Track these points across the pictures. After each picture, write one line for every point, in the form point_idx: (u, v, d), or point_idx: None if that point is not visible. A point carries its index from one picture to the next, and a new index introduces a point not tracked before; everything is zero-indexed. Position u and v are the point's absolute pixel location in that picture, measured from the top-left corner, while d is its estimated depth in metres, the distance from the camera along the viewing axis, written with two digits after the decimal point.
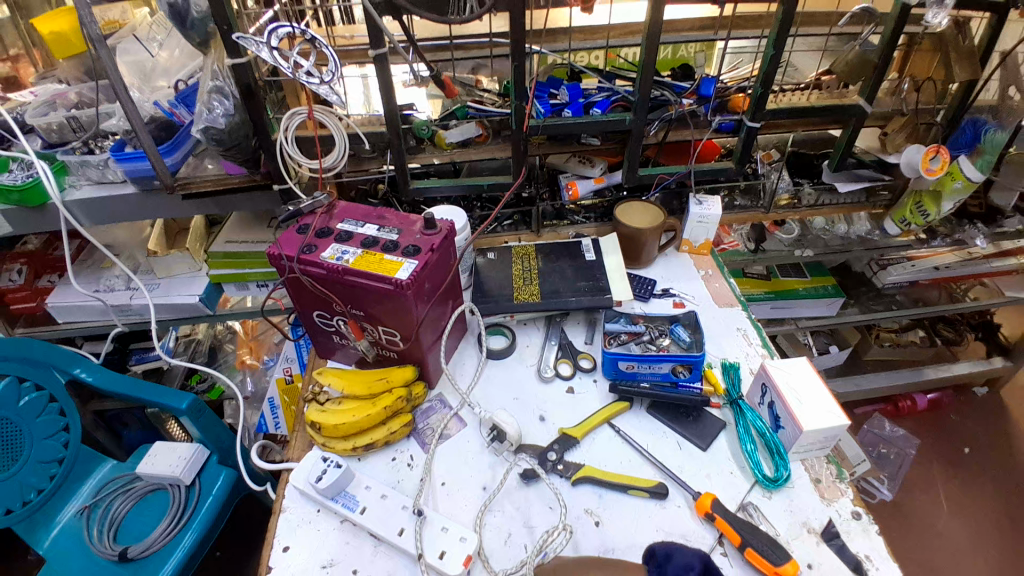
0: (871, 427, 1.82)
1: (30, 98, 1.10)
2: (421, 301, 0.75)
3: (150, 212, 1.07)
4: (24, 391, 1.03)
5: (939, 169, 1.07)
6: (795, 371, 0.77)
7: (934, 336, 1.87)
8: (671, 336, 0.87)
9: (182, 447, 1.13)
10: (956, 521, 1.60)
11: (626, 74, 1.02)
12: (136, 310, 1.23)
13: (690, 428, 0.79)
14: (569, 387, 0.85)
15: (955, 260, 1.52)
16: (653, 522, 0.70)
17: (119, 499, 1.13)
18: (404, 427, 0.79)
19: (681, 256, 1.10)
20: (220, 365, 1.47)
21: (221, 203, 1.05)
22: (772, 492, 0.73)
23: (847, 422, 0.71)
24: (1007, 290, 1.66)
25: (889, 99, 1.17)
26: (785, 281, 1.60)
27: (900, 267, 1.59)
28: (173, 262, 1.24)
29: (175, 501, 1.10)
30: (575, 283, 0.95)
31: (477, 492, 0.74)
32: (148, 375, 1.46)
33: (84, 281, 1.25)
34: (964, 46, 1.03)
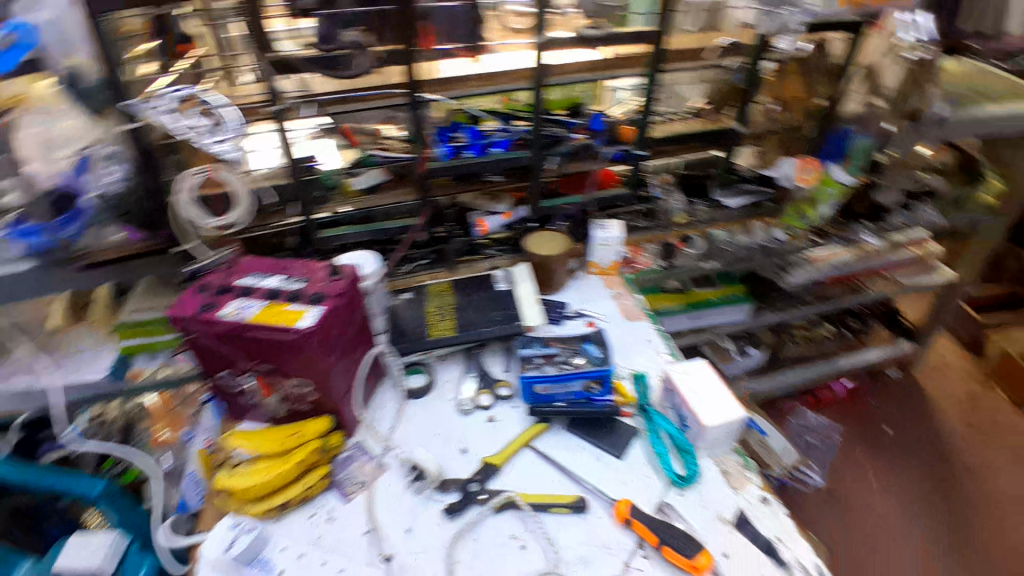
0: (796, 418, 1.92)
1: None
2: (328, 348, 0.76)
3: (54, 288, 0.93)
4: None
5: (811, 178, 1.23)
6: (693, 372, 0.83)
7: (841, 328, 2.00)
8: (584, 353, 0.91)
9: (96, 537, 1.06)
10: (887, 499, 1.70)
11: (521, 115, 1.08)
12: (36, 396, 1.13)
13: (604, 439, 0.83)
14: (489, 416, 0.87)
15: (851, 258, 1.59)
16: (577, 537, 0.72)
17: None
18: (323, 479, 0.79)
19: (590, 278, 1.15)
20: None
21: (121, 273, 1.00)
22: (684, 489, 0.77)
23: (743, 413, 0.77)
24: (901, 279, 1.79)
25: (764, 120, 1.26)
26: (699, 293, 1.70)
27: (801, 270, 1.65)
28: (80, 338, 1.20)
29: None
30: (488, 313, 0.98)
31: (403, 533, 0.74)
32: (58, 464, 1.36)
33: None
34: (825, 66, 1.20)
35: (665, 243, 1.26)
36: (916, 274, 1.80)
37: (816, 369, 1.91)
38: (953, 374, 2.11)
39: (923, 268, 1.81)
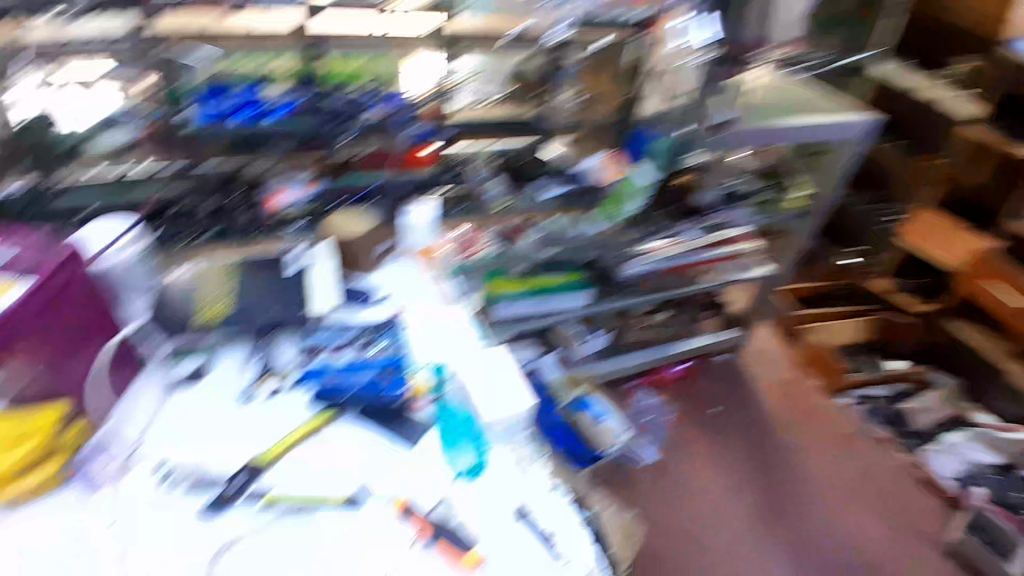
0: (636, 401, 1.91)
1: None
2: (13, 348, 0.64)
3: None
4: None
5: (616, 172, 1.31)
6: (499, 398, 0.81)
7: (679, 314, 1.96)
8: (384, 340, 0.92)
9: None
10: (709, 473, 1.83)
11: (291, 83, 1.04)
12: None
13: (393, 425, 0.81)
14: (273, 402, 0.81)
15: (677, 250, 1.64)
16: (350, 527, 0.70)
17: None
18: (58, 472, 0.68)
19: (414, 261, 1.11)
20: None
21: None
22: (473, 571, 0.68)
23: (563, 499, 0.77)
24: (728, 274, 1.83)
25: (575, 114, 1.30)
26: (541, 279, 1.60)
27: (640, 259, 1.60)
28: None
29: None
30: (291, 296, 0.93)
31: (105, 528, 0.66)
32: None
33: None
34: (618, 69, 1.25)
35: (506, 228, 1.25)
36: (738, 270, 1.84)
37: (653, 356, 1.91)
38: (770, 356, 2.20)
39: (738, 266, 1.85)
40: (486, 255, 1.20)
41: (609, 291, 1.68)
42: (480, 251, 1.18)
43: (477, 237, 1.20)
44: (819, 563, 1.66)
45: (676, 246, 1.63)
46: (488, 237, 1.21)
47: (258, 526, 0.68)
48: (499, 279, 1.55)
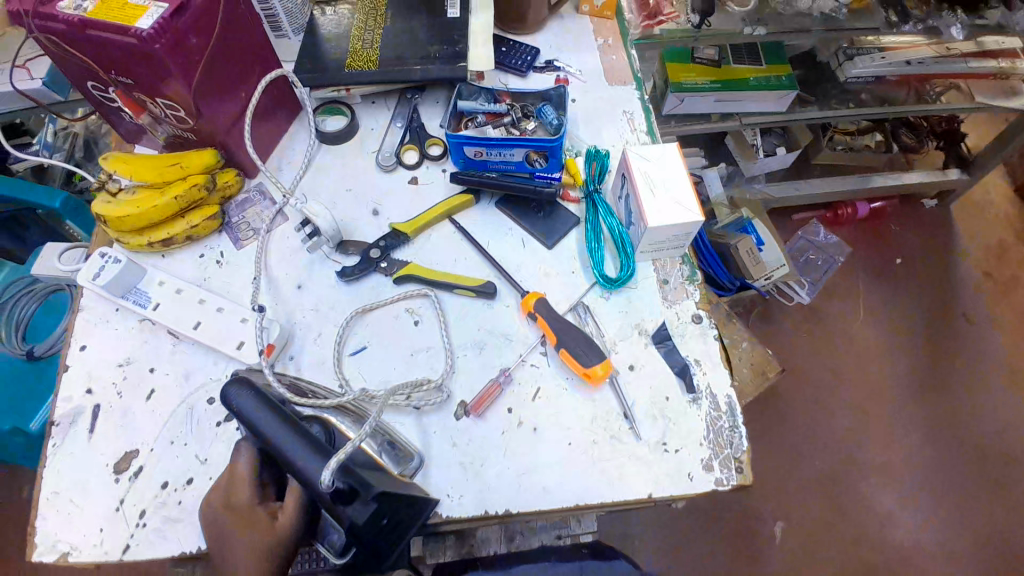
0: (805, 233, 1.59)
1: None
2: (162, 79, 0.60)
3: None
4: None
5: None
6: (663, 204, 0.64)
7: (891, 142, 1.55)
8: (538, 118, 0.75)
9: None
10: (869, 326, 1.48)
11: None
12: None
13: (538, 222, 0.71)
14: (412, 179, 0.74)
15: (932, 55, 1.21)
16: (474, 320, 0.65)
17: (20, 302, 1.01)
18: (208, 221, 0.69)
19: (580, 20, 0.90)
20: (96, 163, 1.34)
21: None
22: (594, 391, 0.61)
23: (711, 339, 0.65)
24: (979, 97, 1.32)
25: None
26: (733, 69, 1.27)
27: (868, 57, 1.27)
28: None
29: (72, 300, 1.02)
30: (425, 48, 0.76)
31: (251, 279, 0.67)
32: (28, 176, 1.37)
33: None
34: None
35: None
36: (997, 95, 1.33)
37: (845, 185, 1.53)
38: (996, 213, 1.65)
39: (1005, 89, 1.35)
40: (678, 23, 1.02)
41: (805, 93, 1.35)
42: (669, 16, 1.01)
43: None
44: (981, 451, 1.33)
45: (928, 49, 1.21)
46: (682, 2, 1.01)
47: (393, 308, 0.66)
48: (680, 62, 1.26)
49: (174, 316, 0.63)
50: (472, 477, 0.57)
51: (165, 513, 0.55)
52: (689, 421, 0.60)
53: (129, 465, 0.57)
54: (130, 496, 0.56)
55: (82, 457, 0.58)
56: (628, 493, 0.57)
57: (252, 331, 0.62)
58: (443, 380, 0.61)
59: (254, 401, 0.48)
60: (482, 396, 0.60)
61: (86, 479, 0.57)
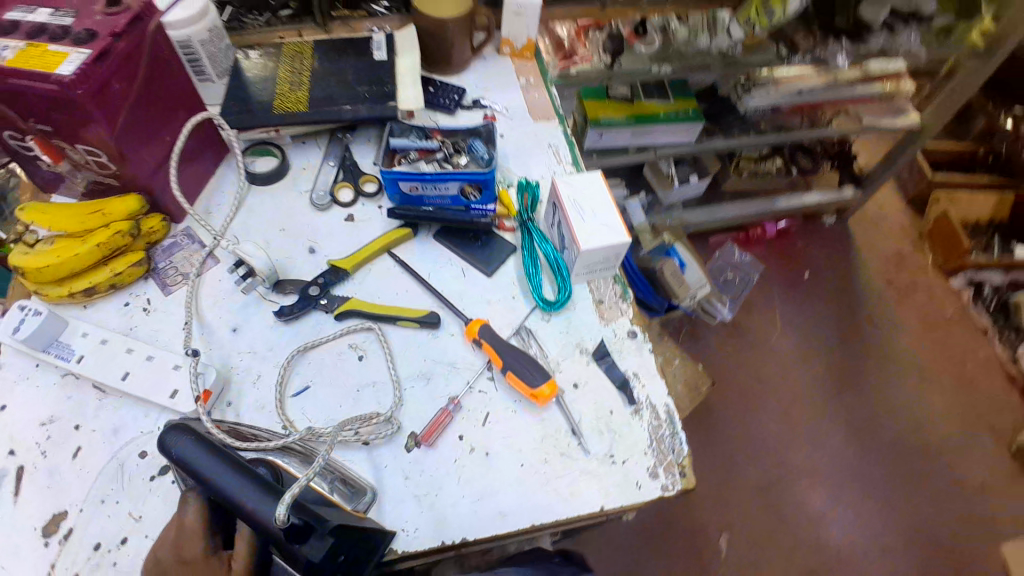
0: (722, 255, 1.70)
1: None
2: (85, 126, 0.59)
3: None
4: None
5: None
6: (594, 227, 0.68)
7: (791, 166, 1.69)
8: (469, 153, 0.77)
9: None
10: (788, 336, 1.59)
11: None
12: None
13: (476, 252, 0.73)
14: (348, 216, 0.75)
15: (819, 84, 1.33)
16: (419, 352, 0.66)
17: None
18: (133, 269, 0.67)
19: (502, 60, 0.95)
20: None
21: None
22: (541, 411, 0.63)
23: (648, 353, 0.68)
24: (866, 118, 1.51)
25: None
26: (645, 105, 1.37)
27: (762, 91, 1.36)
28: None
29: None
30: (355, 89, 0.78)
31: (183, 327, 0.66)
32: None
33: None
34: None
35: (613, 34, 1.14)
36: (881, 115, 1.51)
37: (755, 209, 1.66)
38: (888, 226, 1.84)
39: (889, 110, 1.52)
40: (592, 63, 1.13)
41: (708, 125, 1.48)
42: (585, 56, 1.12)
43: (583, 39, 1.14)
44: (898, 444, 1.44)
45: (815, 79, 1.32)
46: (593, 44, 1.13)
47: (336, 344, 0.66)
48: (597, 101, 1.37)
49: (102, 367, 0.61)
50: (427, 508, 0.57)
51: (100, 575, 0.54)
52: (633, 433, 0.63)
53: (58, 528, 0.55)
54: (63, 559, 0.54)
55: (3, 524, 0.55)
56: (581, 507, 0.58)
57: (187, 378, 0.60)
58: (391, 414, 0.61)
59: (196, 446, 0.49)
60: (433, 425, 0.60)
61: (14, 544, 0.54)
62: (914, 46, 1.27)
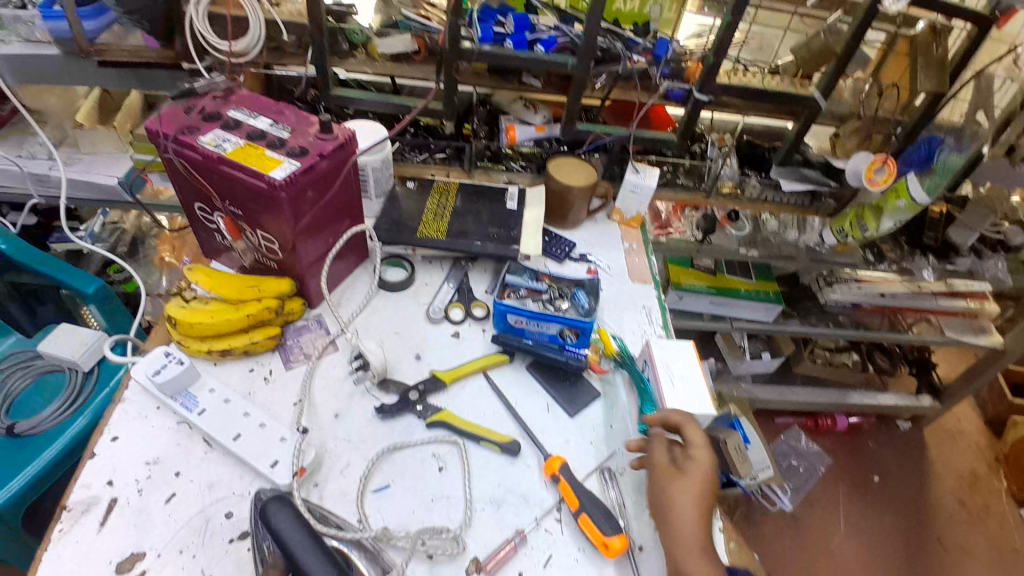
0: (787, 437, 1.67)
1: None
2: (272, 215, 0.72)
3: (72, 80, 0.99)
4: None
5: (882, 181, 0.99)
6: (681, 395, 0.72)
7: (868, 363, 1.67)
8: (572, 300, 0.86)
9: (89, 333, 1.09)
10: (850, 540, 1.48)
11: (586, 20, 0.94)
12: (53, 183, 1.20)
13: (563, 392, 0.78)
14: (455, 332, 0.84)
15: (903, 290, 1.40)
16: (497, 475, 0.69)
17: (16, 375, 1.12)
18: (268, 340, 0.77)
19: (610, 225, 1.07)
20: (142, 258, 1.47)
21: (142, 79, 0.97)
22: (605, 567, 0.62)
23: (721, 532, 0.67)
24: (947, 330, 1.50)
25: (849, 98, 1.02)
26: (728, 279, 1.47)
27: (846, 287, 1.47)
28: (99, 138, 1.22)
29: (73, 384, 1.10)
30: (486, 228, 0.92)
31: (293, 403, 0.73)
32: (68, 256, 1.48)
33: (4, 144, 1.22)
34: (936, 55, 0.92)
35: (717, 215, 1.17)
36: (964, 331, 1.49)
37: (828, 399, 1.64)
38: (967, 445, 1.74)
39: (974, 327, 1.51)
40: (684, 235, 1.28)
41: (789, 308, 1.52)
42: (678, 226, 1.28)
43: (678, 215, 1.27)
44: None
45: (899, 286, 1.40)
46: (688, 220, 1.28)
47: (421, 450, 0.70)
48: (681, 268, 1.49)
49: (219, 424, 0.67)
50: None
51: None
52: None
53: (132, 570, 0.58)
54: None
55: (86, 552, 0.59)
56: None
57: (290, 451, 0.65)
58: (458, 533, 0.62)
59: (294, 521, 0.55)
60: (498, 555, 0.61)
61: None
62: (999, 274, 1.30)
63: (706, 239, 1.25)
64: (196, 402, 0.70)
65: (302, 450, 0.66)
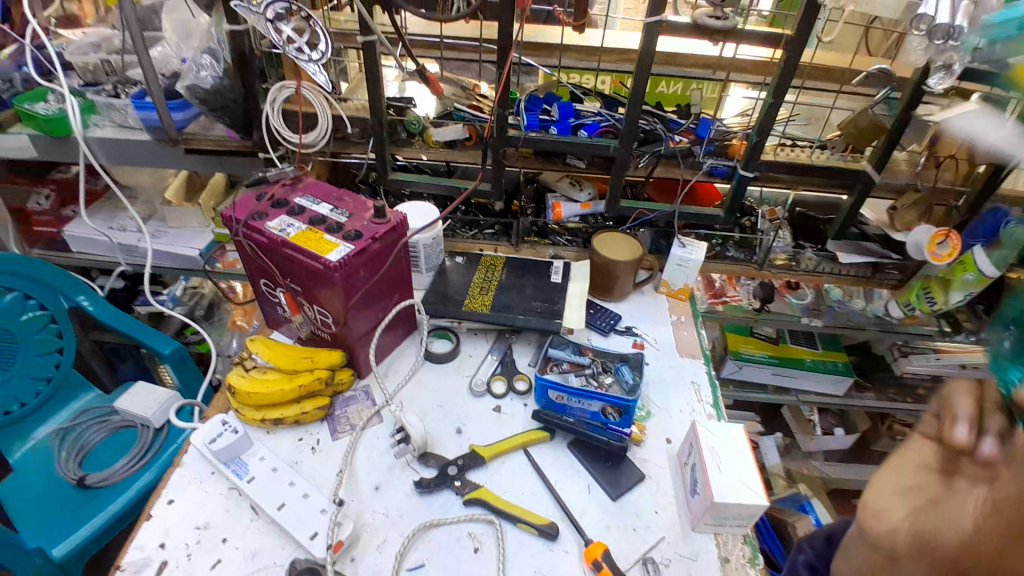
0: None
1: (77, 37, 1.21)
2: (328, 294, 0.76)
3: (163, 159, 1.13)
4: (27, 308, 1.10)
5: (947, 255, 0.95)
6: (730, 482, 0.68)
7: None
8: (616, 375, 0.85)
9: (162, 392, 1.16)
10: None
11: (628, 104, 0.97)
12: (139, 252, 1.34)
13: (605, 472, 0.76)
14: (497, 406, 0.84)
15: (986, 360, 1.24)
16: (533, 560, 0.67)
17: (94, 428, 1.18)
18: (318, 410, 0.80)
19: (658, 297, 1.06)
20: (217, 321, 1.58)
21: (225, 164, 1.08)
22: None
23: None
24: None
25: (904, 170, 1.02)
26: (791, 347, 1.42)
27: (923, 357, 1.36)
28: (186, 215, 1.35)
29: (142, 440, 1.16)
30: (530, 301, 0.93)
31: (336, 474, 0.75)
32: (152, 318, 1.61)
33: (101, 219, 1.36)
34: None
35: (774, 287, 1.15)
36: None
37: None
38: None
39: None
40: (741, 304, 1.24)
41: (863, 380, 1.45)
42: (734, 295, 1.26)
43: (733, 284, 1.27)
44: None
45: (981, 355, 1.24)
46: (745, 289, 1.24)
47: (458, 529, 0.69)
48: (740, 335, 1.43)
49: (266, 493, 0.70)
50: None
51: None
52: None
53: None
54: None
55: None
56: None
57: (328, 524, 0.66)
58: None
59: None
60: None
61: None
62: None
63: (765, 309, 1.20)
64: (246, 469, 0.73)
65: (341, 524, 0.67)
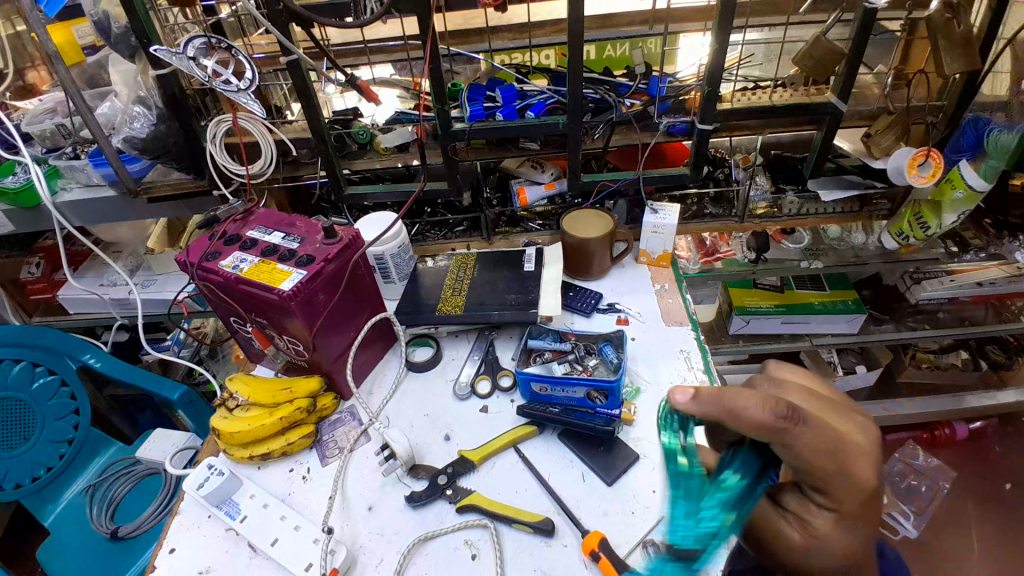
0: (900, 455, 1.50)
1: (34, 105, 1.17)
2: (292, 322, 0.75)
3: (131, 213, 1.13)
4: (36, 374, 1.07)
5: (930, 176, 0.90)
6: None
7: (978, 359, 1.48)
8: (600, 356, 0.82)
9: (178, 436, 1.11)
10: (985, 565, 1.30)
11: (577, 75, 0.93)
12: (133, 304, 1.32)
13: (597, 458, 0.74)
14: (484, 407, 0.83)
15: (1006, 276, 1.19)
16: (530, 559, 0.66)
17: (120, 480, 1.14)
18: (304, 439, 0.80)
19: (639, 268, 1.04)
20: (222, 357, 1.59)
21: (192, 206, 1.05)
22: None
23: None
24: None
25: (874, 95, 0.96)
26: (798, 293, 1.35)
27: (936, 283, 1.27)
28: (169, 260, 1.34)
29: (167, 484, 1.12)
30: (504, 295, 0.91)
31: (328, 499, 0.74)
32: (160, 365, 1.62)
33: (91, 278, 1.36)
34: (959, 32, 0.83)
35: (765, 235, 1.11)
36: None
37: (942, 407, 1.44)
38: None
39: None
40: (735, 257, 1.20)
41: (879, 312, 1.38)
42: (727, 249, 1.21)
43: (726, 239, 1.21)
44: None
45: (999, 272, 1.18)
46: (737, 242, 1.19)
47: (453, 538, 0.69)
48: (744, 289, 1.38)
49: (258, 530, 0.70)
50: None
51: None
52: None
53: None
54: None
55: None
56: None
57: (320, 554, 0.66)
58: None
59: None
60: None
61: None
62: None
63: (761, 258, 1.16)
64: (239, 508, 0.73)
65: (335, 550, 0.67)
